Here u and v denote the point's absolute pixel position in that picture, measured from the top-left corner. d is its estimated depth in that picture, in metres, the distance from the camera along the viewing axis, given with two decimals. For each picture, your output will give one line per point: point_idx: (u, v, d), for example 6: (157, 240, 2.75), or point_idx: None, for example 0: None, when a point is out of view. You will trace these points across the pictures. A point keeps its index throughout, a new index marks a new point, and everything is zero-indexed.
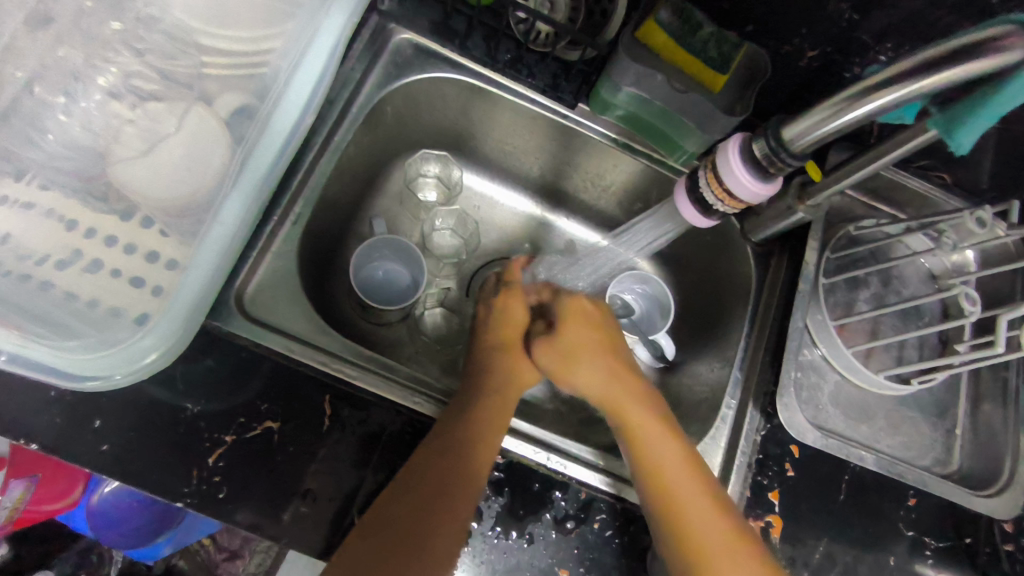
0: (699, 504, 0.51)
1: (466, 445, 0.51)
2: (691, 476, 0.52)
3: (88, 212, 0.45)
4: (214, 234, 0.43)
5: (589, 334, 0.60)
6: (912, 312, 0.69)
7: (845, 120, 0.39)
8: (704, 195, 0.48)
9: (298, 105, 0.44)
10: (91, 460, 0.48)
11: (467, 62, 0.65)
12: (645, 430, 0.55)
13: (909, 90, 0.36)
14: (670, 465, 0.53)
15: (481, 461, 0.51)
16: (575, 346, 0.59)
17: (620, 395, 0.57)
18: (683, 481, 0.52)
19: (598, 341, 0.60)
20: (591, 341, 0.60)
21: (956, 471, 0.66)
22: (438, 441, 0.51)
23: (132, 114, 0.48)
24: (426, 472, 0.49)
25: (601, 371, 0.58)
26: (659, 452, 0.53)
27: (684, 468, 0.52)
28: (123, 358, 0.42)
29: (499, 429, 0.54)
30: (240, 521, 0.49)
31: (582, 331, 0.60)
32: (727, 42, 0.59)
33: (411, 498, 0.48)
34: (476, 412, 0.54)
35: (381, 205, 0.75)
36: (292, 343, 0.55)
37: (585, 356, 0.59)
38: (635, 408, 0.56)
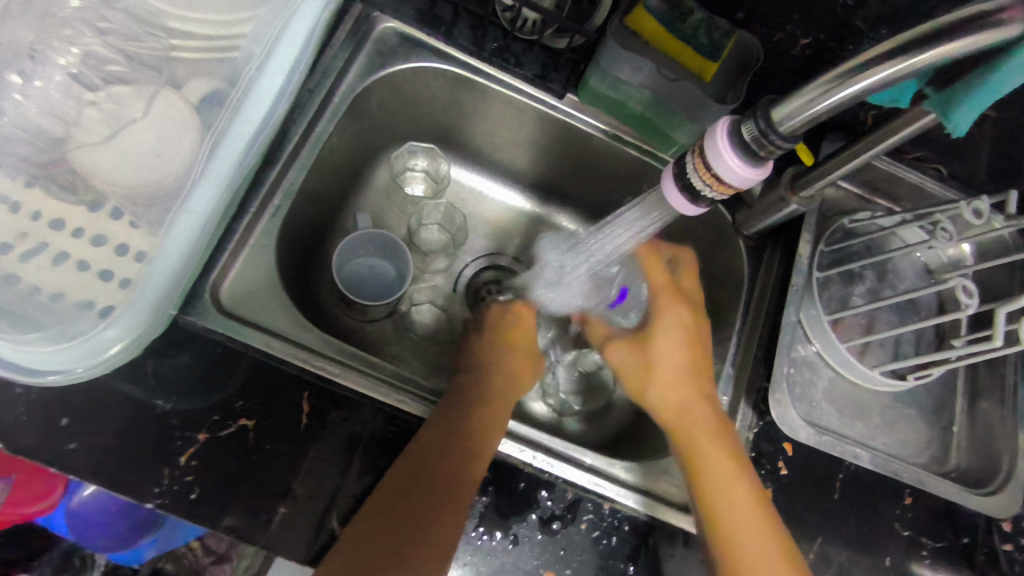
0: (745, 512, 0.50)
1: (450, 453, 0.49)
2: (737, 483, 0.51)
3: (52, 203, 0.43)
4: (183, 222, 0.41)
5: (676, 336, 0.58)
6: (909, 307, 0.67)
7: (828, 105, 0.37)
8: (692, 180, 0.42)
9: (270, 94, 0.42)
10: (57, 459, 0.46)
11: (453, 51, 0.64)
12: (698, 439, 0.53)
13: (895, 70, 0.35)
14: (715, 481, 0.51)
15: (465, 478, 0.49)
16: (657, 347, 0.58)
17: (687, 403, 0.55)
18: (727, 496, 0.51)
19: (687, 343, 0.58)
20: (679, 343, 0.58)
21: (954, 470, 0.64)
22: (424, 451, 0.50)
23: (96, 97, 0.46)
24: (413, 484, 0.48)
25: (677, 380, 0.56)
26: (711, 461, 0.52)
27: (734, 478, 0.51)
28: (85, 350, 0.41)
29: (488, 442, 0.52)
30: (225, 526, 0.48)
31: (675, 330, 0.58)
32: (718, 30, 0.58)
33: (388, 507, 0.47)
34: (464, 422, 0.52)
35: (366, 199, 0.73)
36: (270, 338, 0.53)
37: (669, 359, 0.57)
38: (699, 417, 0.54)
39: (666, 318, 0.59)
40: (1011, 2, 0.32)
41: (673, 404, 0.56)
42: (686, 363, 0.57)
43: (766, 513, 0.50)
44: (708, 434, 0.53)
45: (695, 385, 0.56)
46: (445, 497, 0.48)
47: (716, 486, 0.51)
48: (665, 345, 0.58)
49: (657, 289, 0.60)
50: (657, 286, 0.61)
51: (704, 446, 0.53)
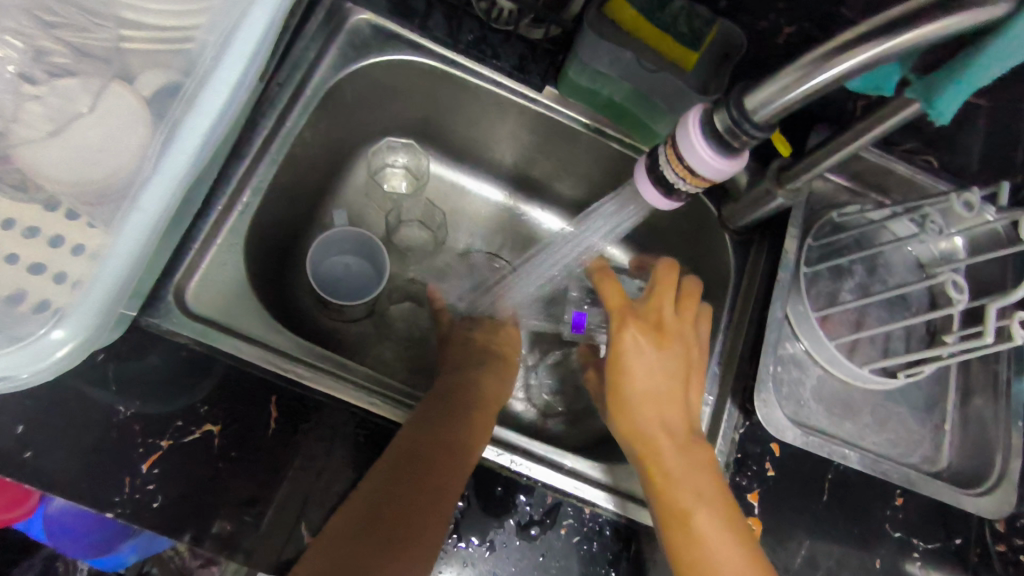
0: (718, 554, 0.47)
1: (430, 462, 0.48)
2: (711, 524, 0.48)
3: (4, 202, 0.42)
4: (134, 221, 0.39)
5: (636, 367, 0.52)
6: (899, 302, 0.66)
7: (794, 94, 0.36)
8: (665, 173, 0.42)
9: (227, 87, 0.40)
10: (12, 468, 0.45)
11: (429, 43, 0.62)
12: (669, 475, 0.50)
13: (878, 51, 0.33)
14: (681, 518, 0.49)
15: (444, 491, 0.47)
16: (616, 380, 0.52)
17: (653, 440, 0.51)
18: (693, 534, 0.48)
19: (654, 372, 0.52)
20: (641, 373, 0.52)
21: (945, 468, 0.62)
22: (400, 460, 0.48)
23: (38, 91, 0.44)
24: (387, 493, 0.46)
25: (641, 412, 0.52)
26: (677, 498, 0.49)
27: (702, 517, 0.48)
28: (28, 356, 0.40)
29: (463, 460, 0.49)
30: (214, 532, 0.46)
31: (637, 360, 0.52)
32: (698, 18, 0.56)
33: (366, 510, 0.44)
34: (437, 435, 0.50)
35: (344, 197, 0.72)
36: (238, 342, 0.51)
37: (631, 394, 0.52)
38: (669, 452, 0.50)
39: (623, 344, 0.52)
40: None
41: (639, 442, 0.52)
42: (649, 397, 0.51)
43: (737, 549, 0.47)
44: (679, 471, 0.50)
45: (659, 420, 0.51)
46: (423, 514, 0.45)
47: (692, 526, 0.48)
48: (625, 377, 0.52)
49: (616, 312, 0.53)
50: (618, 308, 0.53)
51: (675, 483, 0.50)
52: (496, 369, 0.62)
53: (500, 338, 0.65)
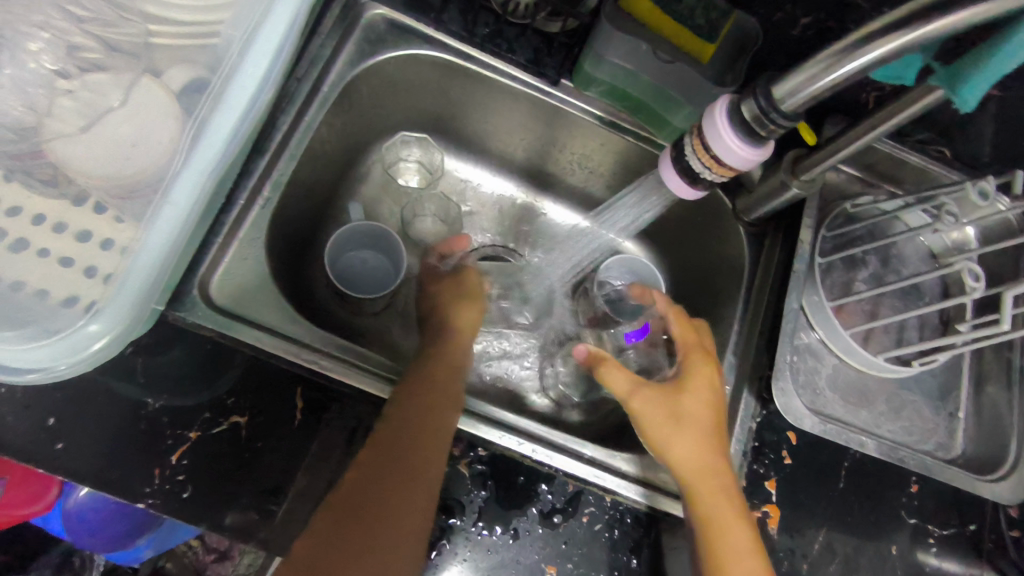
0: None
1: (399, 467, 0.46)
2: (744, 549, 0.49)
3: (33, 198, 0.42)
4: (167, 215, 0.40)
5: (707, 402, 0.54)
6: (912, 291, 0.66)
7: (817, 87, 0.37)
8: (692, 163, 0.45)
9: (252, 82, 0.40)
10: (45, 460, 0.45)
11: (444, 37, 0.62)
12: (711, 497, 0.50)
13: (900, 44, 0.33)
14: (725, 539, 0.49)
15: (417, 494, 0.46)
16: (685, 410, 0.53)
17: (707, 460, 0.52)
18: (738, 556, 0.48)
19: (716, 404, 0.54)
20: (705, 403, 0.54)
21: (959, 456, 0.63)
22: (371, 463, 0.47)
23: (71, 86, 0.45)
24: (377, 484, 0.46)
25: (702, 438, 0.52)
26: (722, 522, 0.49)
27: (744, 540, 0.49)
28: (65, 347, 0.41)
29: (432, 458, 0.48)
30: (227, 524, 0.47)
31: (706, 390, 0.54)
32: (714, 10, 0.56)
33: (356, 504, 0.45)
34: (404, 435, 0.48)
35: (359, 191, 0.72)
36: (261, 334, 0.51)
37: (702, 426, 0.53)
38: (723, 479, 0.51)
39: (695, 374, 0.55)
40: None
41: (694, 469, 0.52)
42: (713, 428, 0.53)
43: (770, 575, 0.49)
44: (724, 493, 0.51)
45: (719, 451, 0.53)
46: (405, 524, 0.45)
47: (721, 550, 0.49)
48: (692, 404, 0.53)
49: (692, 349, 0.57)
50: (693, 348, 0.57)
51: (720, 509, 0.50)
52: (451, 323, 0.61)
53: (457, 311, 0.62)
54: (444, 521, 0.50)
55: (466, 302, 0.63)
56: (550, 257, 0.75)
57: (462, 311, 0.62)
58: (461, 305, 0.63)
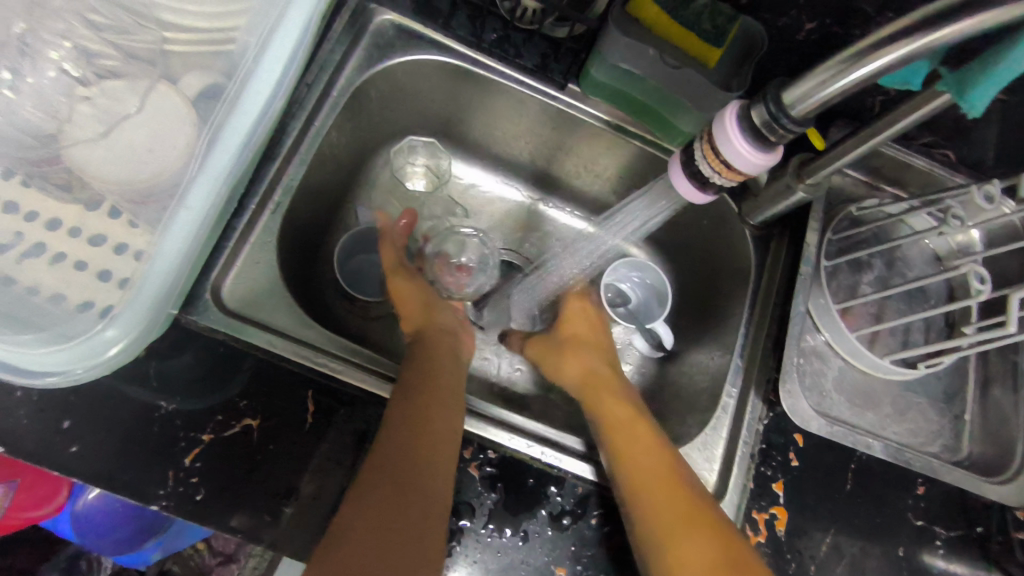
0: (669, 507, 0.49)
1: (415, 477, 0.46)
2: (658, 476, 0.51)
3: (50, 203, 0.43)
4: (182, 220, 0.40)
5: (590, 333, 0.68)
6: (917, 294, 0.67)
7: (831, 91, 0.37)
8: (701, 168, 0.44)
9: (267, 88, 0.41)
10: (59, 462, 0.46)
11: (452, 42, 0.63)
12: (630, 442, 0.54)
13: (913, 49, 0.34)
14: (632, 446, 0.54)
15: (425, 504, 0.46)
16: (572, 339, 0.67)
17: (592, 374, 0.63)
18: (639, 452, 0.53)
19: (595, 334, 0.68)
20: (584, 331, 0.68)
21: (966, 458, 0.63)
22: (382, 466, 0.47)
23: (88, 92, 0.45)
24: (384, 479, 0.46)
25: (586, 361, 0.65)
26: (637, 442, 0.54)
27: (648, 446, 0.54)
28: (81, 351, 0.41)
29: (435, 467, 0.48)
30: (235, 527, 0.47)
31: (583, 321, 0.69)
32: (722, 15, 0.57)
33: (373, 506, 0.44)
34: (414, 440, 0.48)
35: (367, 195, 0.72)
36: (273, 337, 0.52)
37: (590, 353, 0.65)
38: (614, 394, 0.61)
39: (575, 313, 0.69)
40: None
41: (584, 388, 0.62)
42: (601, 358, 0.65)
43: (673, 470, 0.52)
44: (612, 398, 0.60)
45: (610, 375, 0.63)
46: (410, 532, 0.44)
47: (638, 474, 0.51)
48: (573, 332, 0.68)
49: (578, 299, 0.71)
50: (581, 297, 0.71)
51: (633, 440, 0.54)
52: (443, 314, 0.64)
53: (437, 317, 0.63)
54: (454, 523, 0.51)
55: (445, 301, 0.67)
56: (555, 261, 0.76)
57: (435, 314, 0.63)
58: (433, 308, 0.64)
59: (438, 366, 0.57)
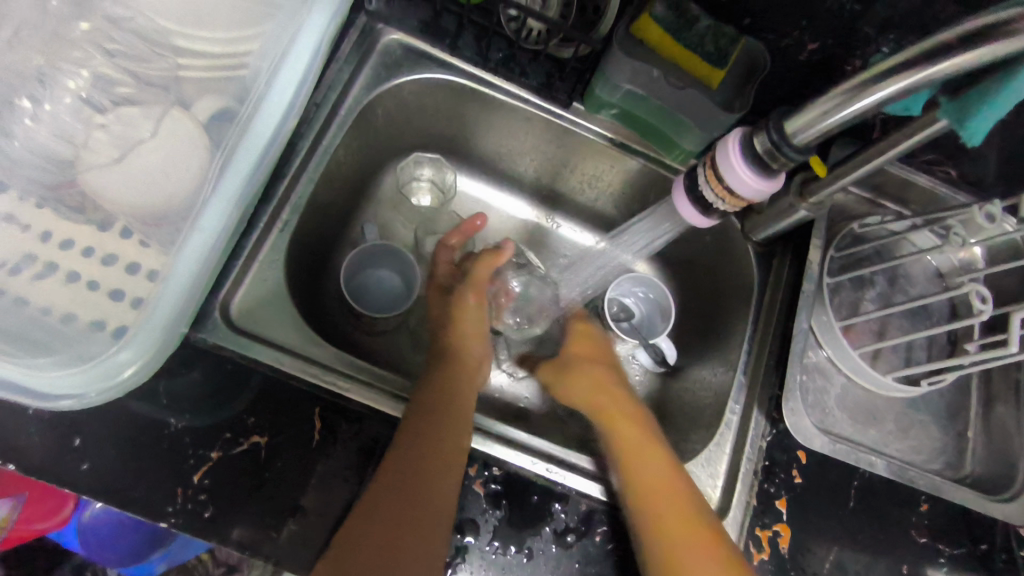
0: (671, 520, 0.52)
1: (418, 489, 0.47)
2: (668, 504, 0.53)
3: (62, 223, 0.44)
4: (194, 242, 0.41)
5: (597, 350, 0.67)
6: (920, 312, 0.67)
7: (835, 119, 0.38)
8: (705, 194, 0.46)
9: (278, 111, 0.42)
10: (70, 479, 0.47)
11: (458, 61, 0.64)
12: (639, 464, 0.55)
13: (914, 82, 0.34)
14: (646, 476, 0.54)
15: (427, 530, 0.46)
16: (586, 360, 0.66)
17: (606, 396, 0.62)
18: (654, 485, 0.54)
19: (603, 355, 0.67)
20: (593, 350, 0.67)
21: (969, 475, 0.64)
22: (387, 493, 0.47)
23: (105, 120, 0.47)
24: (386, 506, 0.46)
25: (599, 383, 0.63)
26: (648, 469, 0.55)
27: (661, 476, 0.54)
28: (98, 374, 0.40)
29: (439, 492, 0.48)
30: (234, 539, 0.47)
31: (592, 342, 0.68)
32: (725, 37, 0.57)
33: (373, 530, 0.45)
34: (420, 453, 0.49)
35: (373, 211, 0.73)
36: (280, 355, 0.53)
37: (599, 370, 0.65)
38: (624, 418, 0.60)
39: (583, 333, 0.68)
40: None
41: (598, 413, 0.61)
42: (607, 374, 0.64)
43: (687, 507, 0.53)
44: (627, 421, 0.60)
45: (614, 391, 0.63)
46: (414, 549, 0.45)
47: (654, 506, 0.52)
48: (584, 353, 0.67)
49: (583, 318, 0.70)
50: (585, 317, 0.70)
51: (641, 462, 0.55)
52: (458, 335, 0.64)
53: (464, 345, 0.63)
54: (460, 541, 0.51)
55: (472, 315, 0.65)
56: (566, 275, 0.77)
57: (469, 343, 0.64)
58: (464, 329, 0.65)
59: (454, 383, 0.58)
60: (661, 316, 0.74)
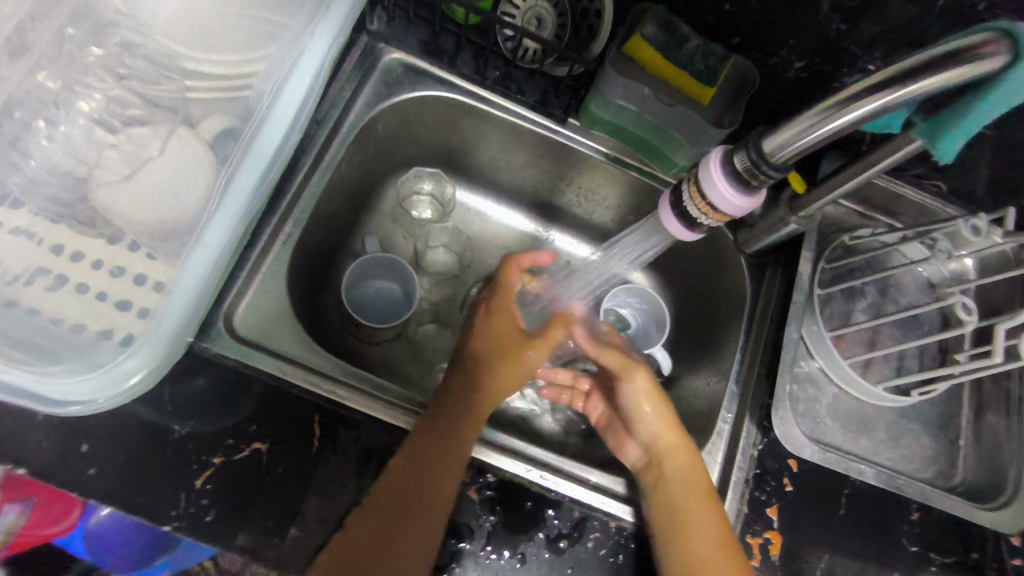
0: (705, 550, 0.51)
1: (409, 507, 0.48)
2: (702, 536, 0.52)
3: (74, 236, 0.46)
4: (198, 256, 0.43)
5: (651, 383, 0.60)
6: (911, 322, 0.68)
7: (826, 130, 0.38)
8: (688, 209, 0.47)
9: (279, 131, 0.44)
10: (77, 484, 0.48)
11: (456, 79, 0.66)
12: (676, 496, 0.55)
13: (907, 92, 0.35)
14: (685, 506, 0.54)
15: (411, 542, 0.47)
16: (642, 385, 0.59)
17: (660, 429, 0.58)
18: (694, 521, 0.53)
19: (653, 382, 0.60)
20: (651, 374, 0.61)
21: (960, 484, 0.64)
22: (382, 503, 0.48)
23: (117, 139, 0.50)
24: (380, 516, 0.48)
25: (658, 410, 0.59)
26: (684, 501, 0.54)
27: (699, 505, 0.54)
28: (107, 381, 0.42)
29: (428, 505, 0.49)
30: (236, 544, 0.49)
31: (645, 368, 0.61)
32: (714, 55, 0.59)
33: (364, 536, 0.47)
34: (422, 482, 0.49)
35: (374, 223, 0.75)
36: (282, 364, 0.55)
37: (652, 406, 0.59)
38: (668, 447, 0.57)
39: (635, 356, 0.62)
40: (989, 39, 0.34)
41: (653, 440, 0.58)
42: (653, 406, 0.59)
43: (722, 541, 0.52)
44: (671, 453, 0.57)
45: (669, 419, 0.59)
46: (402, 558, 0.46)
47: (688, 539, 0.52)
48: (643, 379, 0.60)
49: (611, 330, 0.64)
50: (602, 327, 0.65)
51: (683, 494, 0.55)
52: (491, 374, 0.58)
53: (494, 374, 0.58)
54: (455, 545, 0.52)
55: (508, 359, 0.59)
56: (558, 282, 0.76)
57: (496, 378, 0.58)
58: (502, 366, 0.58)
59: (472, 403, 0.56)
60: (657, 326, 0.75)
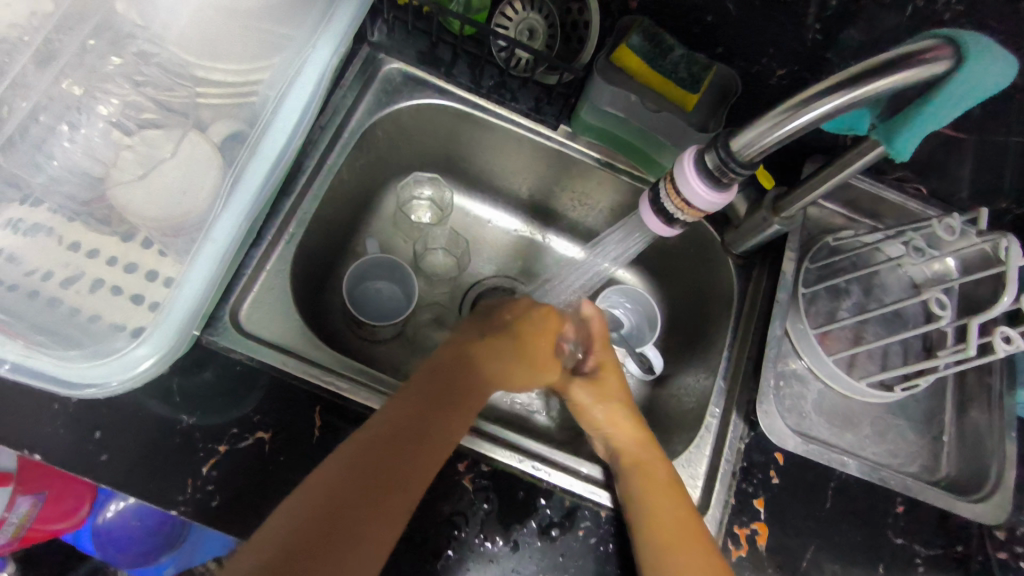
0: (671, 533, 0.53)
1: (369, 485, 0.46)
2: (669, 520, 0.54)
3: (90, 235, 0.49)
4: (207, 251, 0.45)
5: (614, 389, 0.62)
6: (895, 320, 0.70)
7: (792, 127, 0.41)
8: (665, 206, 0.50)
9: (283, 134, 0.47)
10: (91, 468, 0.51)
11: (453, 88, 0.69)
12: (644, 486, 0.56)
13: (863, 90, 0.39)
14: (651, 495, 0.55)
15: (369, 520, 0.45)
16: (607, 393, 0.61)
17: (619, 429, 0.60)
18: (660, 508, 0.54)
19: (616, 389, 0.62)
20: (619, 380, 0.63)
21: (944, 478, 0.66)
22: (337, 477, 0.46)
23: (131, 141, 0.53)
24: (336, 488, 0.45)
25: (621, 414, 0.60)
26: (654, 493, 0.55)
27: (663, 492, 0.55)
28: (118, 366, 0.44)
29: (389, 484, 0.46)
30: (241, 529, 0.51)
31: (612, 376, 0.62)
32: (697, 64, 0.61)
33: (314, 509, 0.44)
34: (379, 455, 0.47)
35: (375, 226, 0.78)
36: (285, 357, 0.57)
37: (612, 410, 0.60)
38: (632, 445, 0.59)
39: (604, 363, 0.63)
40: (931, 47, 0.37)
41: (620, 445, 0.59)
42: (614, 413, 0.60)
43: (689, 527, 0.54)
44: (635, 448, 0.59)
45: (632, 422, 0.60)
46: (356, 535, 0.43)
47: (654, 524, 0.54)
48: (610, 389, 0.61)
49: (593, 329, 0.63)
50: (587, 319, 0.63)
51: (649, 484, 0.56)
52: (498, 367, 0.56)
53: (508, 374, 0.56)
54: (450, 532, 0.54)
55: (520, 360, 0.57)
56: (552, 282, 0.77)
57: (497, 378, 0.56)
58: (516, 364, 0.57)
59: (447, 396, 0.52)
60: (649, 324, 0.77)
